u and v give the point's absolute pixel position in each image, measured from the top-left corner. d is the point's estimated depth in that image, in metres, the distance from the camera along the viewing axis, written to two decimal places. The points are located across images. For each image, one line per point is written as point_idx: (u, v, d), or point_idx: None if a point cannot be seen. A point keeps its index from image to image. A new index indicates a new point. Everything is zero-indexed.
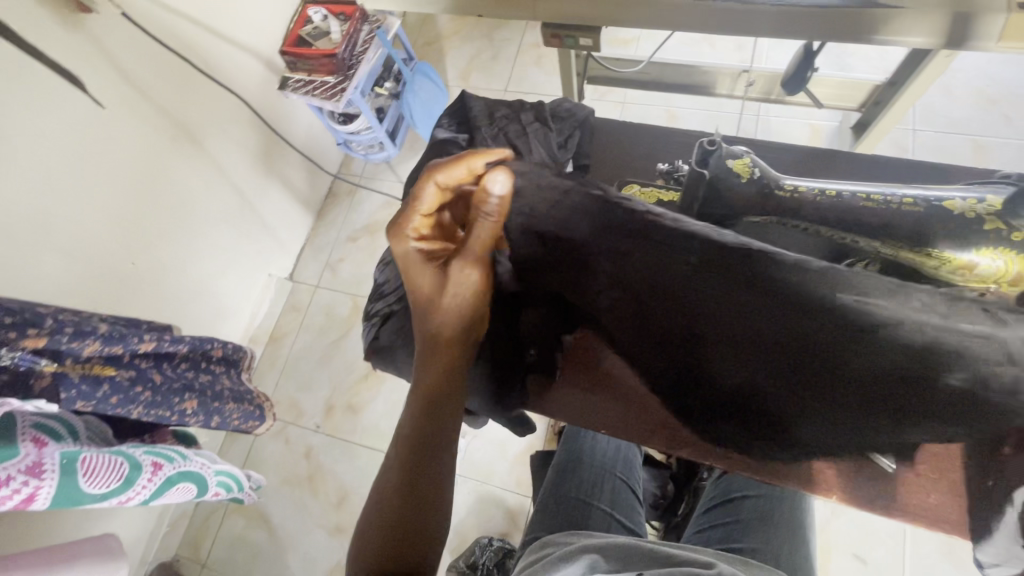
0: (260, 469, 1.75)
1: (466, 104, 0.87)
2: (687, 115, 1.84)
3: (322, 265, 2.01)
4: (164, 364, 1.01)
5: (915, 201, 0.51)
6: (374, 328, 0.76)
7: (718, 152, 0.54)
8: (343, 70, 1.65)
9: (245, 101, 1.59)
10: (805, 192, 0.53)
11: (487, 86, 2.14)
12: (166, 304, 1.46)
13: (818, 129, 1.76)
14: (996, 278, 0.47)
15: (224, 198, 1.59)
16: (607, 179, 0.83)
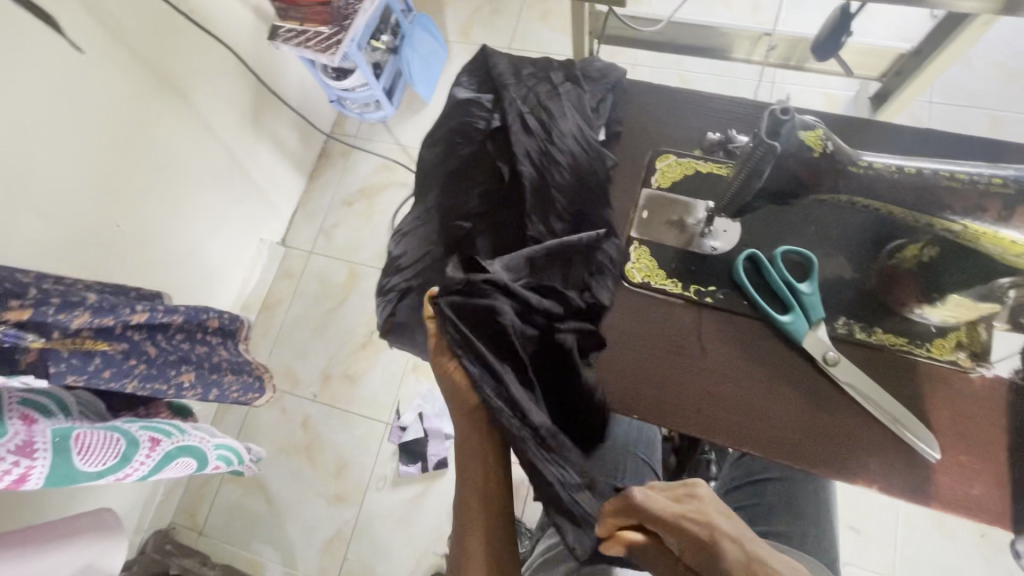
0: (256, 439, 1.72)
1: (487, 61, 0.80)
2: (699, 80, 1.77)
3: (315, 230, 1.93)
4: (158, 336, 0.95)
5: (1005, 180, 0.46)
6: (390, 306, 0.71)
7: (792, 121, 0.47)
8: (338, 20, 1.54)
9: (233, 52, 1.47)
10: (880, 168, 0.48)
11: (489, 43, 2.02)
12: (153, 270, 1.38)
13: (834, 99, 1.70)
14: None
15: (212, 158, 1.49)
16: (639, 147, 0.76)
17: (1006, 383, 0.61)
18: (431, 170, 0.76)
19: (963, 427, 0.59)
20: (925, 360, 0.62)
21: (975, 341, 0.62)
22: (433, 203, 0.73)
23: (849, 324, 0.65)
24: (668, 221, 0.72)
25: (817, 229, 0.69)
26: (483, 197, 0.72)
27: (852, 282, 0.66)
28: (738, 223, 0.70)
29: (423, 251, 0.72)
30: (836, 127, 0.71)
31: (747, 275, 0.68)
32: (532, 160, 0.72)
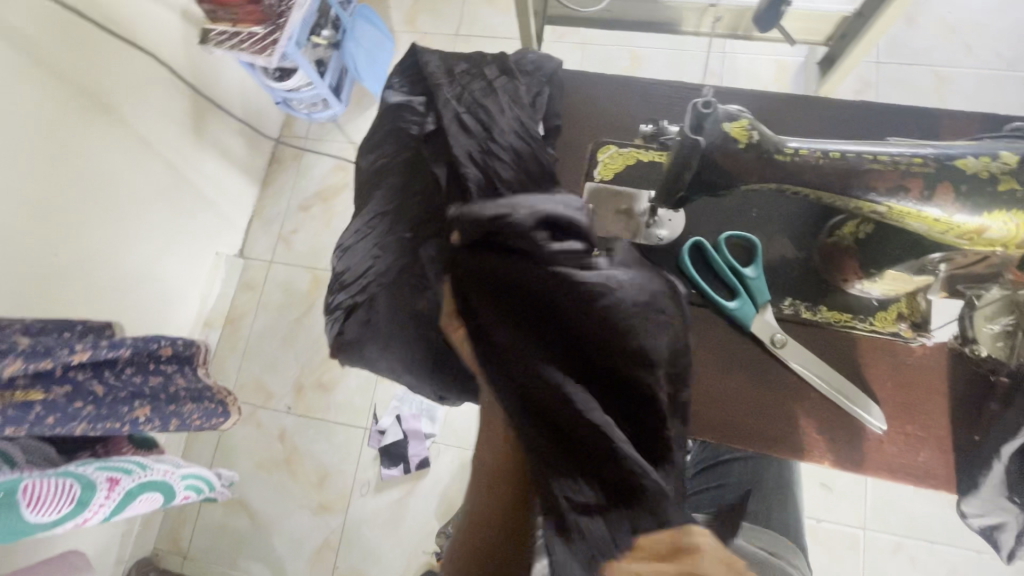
0: (233, 456, 1.69)
1: (418, 60, 0.76)
2: (650, 56, 1.75)
3: (273, 238, 1.88)
4: (106, 372, 0.92)
5: (925, 159, 0.45)
6: (337, 325, 0.68)
7: (715, 114, 0.47)
8: (273, 19, 1.46)
9: (163, 61, 1.39)
10: (805, 155, 0.48)
11: (436, 30, 1.96)
12: (103, 298, 1.32)
13: (784, 66, 1.70)
14: (1005, 241, 0.44)
15: (154, 175, 1.43)
16: (581, 140, 0.75)
17: (949, 350, 0.62)
18: (368, 179, 0.72)
19: (905, 406, 0.61)
20: (867, 334, 0.64)
21: (914, 312, 0.63)
22: (371, 214, 0.69)
23: (795, 304, 0.65)
24: (612, 212, 0.70)
25: (759, 212, 0.69)
26: (423, 203, 0.68)
27: (795, 262, 0.66)
28: (683, 212, 0.70)
29: (364, 265, 0.68)
30: (774, 106, 0.70)
31: (694, 262, 0.68)
32: (474, 160, 0.67)
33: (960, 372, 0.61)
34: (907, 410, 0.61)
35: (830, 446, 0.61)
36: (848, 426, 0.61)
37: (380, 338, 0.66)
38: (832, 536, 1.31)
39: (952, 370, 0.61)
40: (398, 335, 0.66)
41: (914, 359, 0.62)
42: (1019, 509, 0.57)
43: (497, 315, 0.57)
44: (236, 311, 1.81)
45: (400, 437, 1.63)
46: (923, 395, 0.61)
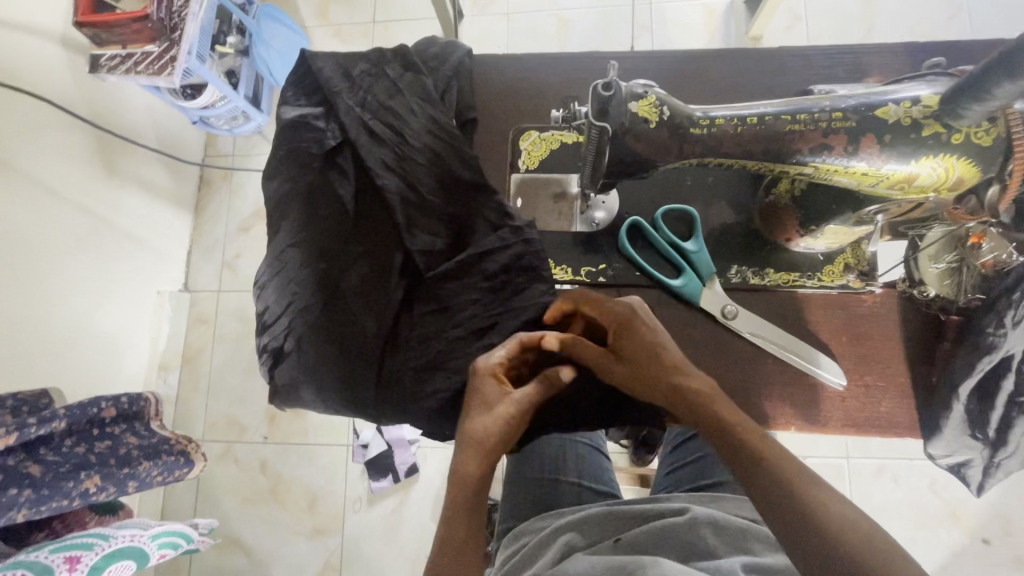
0: (216, 496, 1.63)
1: (309, 66, 0.68)
2: (578, 17, 1.68)
3: (217, 266, 1.78)
4: (41, 450, 0.85)
5: (845, 113, 0.42)
6: (269, 368, 0.65)
7: (618, 95, 0.42)
8: (166, 34, 1.35)
9: (50, 97, 1.27)
10: (723, 123, 0.44)
11: (351, 20, 1.84)
12: (37, 364, 1.23)
13: (713, 10, 1.65)
14: (936, 186, 0.43)
15: (66, 223, 1.32)
16: (500, 130, 0.70)
17: (899, 293, 0.60)
18: (275, 208, 0.66)
19: (863, 358, 0.60)
20: (818, 290, 0.62)
21: (860, 261, 0.62)
22: (284, 246, 0.65)
23: (741, 271, 0.63)
24: (543, 202, 0.67)
25: (693, 179, 0.65)
26: (339, 228, 0.64)
27: (737, 226, 0.64)
28: (616, 191, 0.66)
29: (286, 301, 0.64)
30: (696, 67, 0.66)
31: (635, 243, 0.65)
32: (390, 169, 0.63)
33: (912, 315, 0.60)
34: (866, 361, 0.60)
35: (795, 411, 0.60)
36: (811, 390, 0.60)
37: (313, 377, 0.63)
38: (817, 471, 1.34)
39: (903, 313, 0.60)
40: (333, 371, 0.63)
41: (868, 308, 0.61)
42: (982, 446, 0.57)
43: (434, 345, 0.63)
44: (192, 348, 1.72)
45: (384, 448, 1.60)
46: (881, 344, 0.60)
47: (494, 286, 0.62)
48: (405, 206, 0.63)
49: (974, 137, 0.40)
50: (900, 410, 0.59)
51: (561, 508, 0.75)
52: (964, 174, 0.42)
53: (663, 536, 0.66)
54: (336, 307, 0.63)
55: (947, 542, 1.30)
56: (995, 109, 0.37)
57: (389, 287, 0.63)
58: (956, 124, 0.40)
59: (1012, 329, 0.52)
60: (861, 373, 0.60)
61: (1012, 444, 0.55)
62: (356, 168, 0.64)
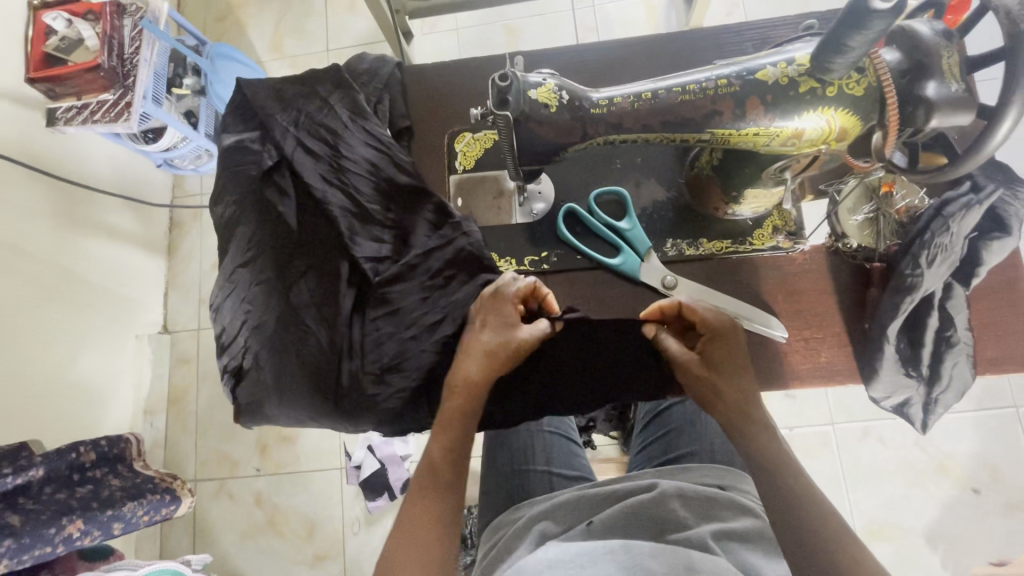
0: (213, 535, 1.62)
1: (243, 94, 0.70)
2: (525, 24, 1.72)
3: (195, 304, 1.79)
4: (20, 500, 0.86)
5: (729, 80, 0.45)
6: (231, 387, 0.67)
7: (515, 86, 0.45)
8: (119, 81, 1.37)
9: (8, 154, 1.29)
10: (620, 102, 0.47)
11: (305, 51, 1.88)
12: (17, 418, 1.23)
13: (655, 7, 1.70)
14: (824, 138, 0.45)
15: (35, 277, 1.33)
16: (435, 135, 0.72)
17: (826, 249, 0.63)
18: (226, 230, 0.68)
19: (800, 313, 0.62)
20: (750, 253, 0.64)
21: (787, 221, 0.64)
22: (235, 266, 0.67)
23: (676, 244, 0.65)
24: (485, 199, 0.70)
25: (623, 161, 0.68)
26: (286, 245, 0.66)
27: (668, 201, 0.66)
28: (549, 180, 0.68)
29: (241, 320, 0.66)
30: (615, 55, 0.70)
31: (573, 229, 0.67)
32: (331, 182, 0.66)
33: (842, 268, 0.62)
34: (804, 316, 0.62)
35: None
36: (755, 349, 0.62)
37: (272, 390, 0.65)
38: (803, 440, 1.35)
39: (834, 266, 0.63)
40: (290, 384, 0.65)
41: (800, 266, 0.63)
42: (917, 382, 0.59)
43: (386, 348, 0.64)
44: (176, 389, 1.72)
45: (377, 466, 1.58)
46: (817, 297, 0.62)
47: (440, 284, 0.65)
48: (348, 216, 0.65)
49: (846, 88, 0.43)
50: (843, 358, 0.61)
51: (535, 498, 0.76)
52: (846, 124, 0.45)
53: (634, 518, 0.67)
54: (291, 326, 0.65)
55: (938, 496, 1.29)
56: (856, 60, 0.40)
57: (338, 296, 0.65)
58: (828, 79, 0.43)
59: (927, 268, 0.54)
60: (800, 327, 0.62)
61: (944, 378, 0.58)
62: (297, 186, 0.66)
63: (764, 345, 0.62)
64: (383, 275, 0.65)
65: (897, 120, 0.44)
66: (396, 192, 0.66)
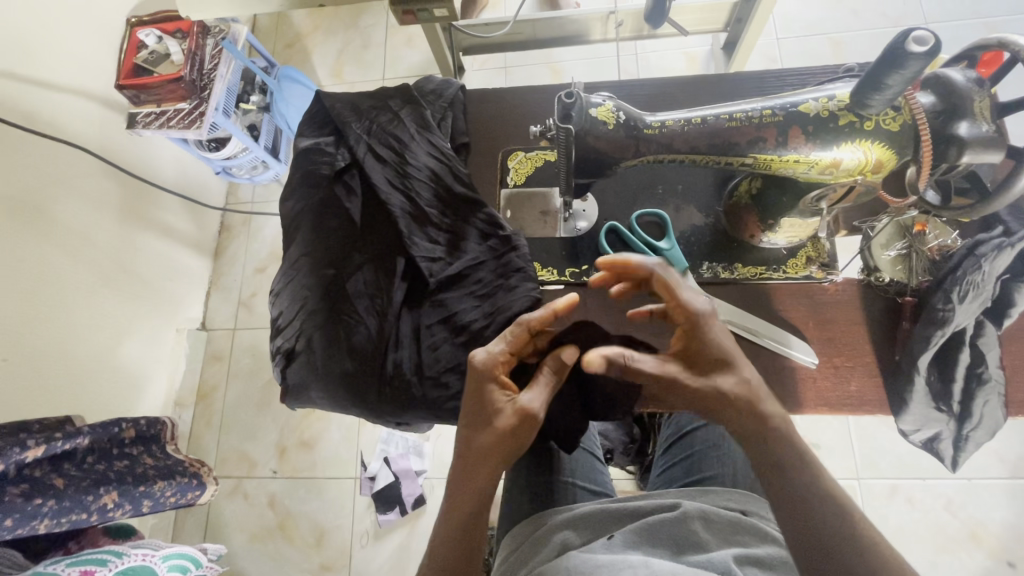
0: (223, 534, 1.63)
1: (323, 104, 0.78)
2: (570, 67, 1.83)
3: (234, 304, 1.86)
4: (65, 464, 0.90)
5: (774, 111, 0.50)
6: (281, 369, 0.71)
7: (578, 103, 0.50)
8: (196, 93, 1.50)
9: (88, 150, 1.41)
10: (671, 125, 0.51)
11: (363, 78, 2.03)
12: (59, 393, 1.30)
13: (694, 58, 1.79)
14: (860, 170, 0.49)
15: (96, 264, 1.42)
16: (490, 152, 0.78)
17: (859, 282, 0.65)
18: (294, 223, 0.74)
19: (831, 344, 0.64)
20: (784, 281, 0.67)
21: (821, 253, 0.67)
22: (298, 255, 0.72)
23: (712, 267, 0.69)
24: (532, 213, 0.74)
25: (664, 187, 0.72)
26: (345, 239, 0.72)
27: (706, 226, 0.70)
28: (594, 200, 0.73)
29: (297, 306, 0.71)
30: (662, 90, 0.76)
31: (613, 246, 0.71)
32: (394, 186, 0.72)
33: (874, 301, 0.64)
34: (836, 348, 0.64)
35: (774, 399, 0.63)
36: (787, 372, 0.64)
37: (314, 372, 0.69)
38: None
39: (866, 299, 0.65)
40: (336, 371, 0.69)
41: (832, 297, 0.66)
42: (948, 417, 0.61)
43: (435, 348, 0.68)
44: (206, 385, 1.78)
45: (392, 480, 1.61)
46: (851, 328, 0.64)
47: (488, 289, 0.69)
48: (406, 217, 0.71)
49: (883, 124, 0.47)
50: (879, 393, 0.62)
51: (557, 506, 0.76)
52: (881, 157, 0.48)
53: (653, 536, 0.65)
54: (339, 314, 0.70)
55: (971, 566, 1.22)
56: (892, 97, 0.44)
57: (391, 289, 0.70)
58: (865, 113, 0.47)
59: (959, 303, 0.56)
60: (833, 360, 0.64)
61: (976, 415, 0.59)
62: (364, 187, 0.73)
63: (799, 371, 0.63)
64: (435, 277, 0.69)
65: (930, 157, 0.47)
66: (452, 201, 0.72)
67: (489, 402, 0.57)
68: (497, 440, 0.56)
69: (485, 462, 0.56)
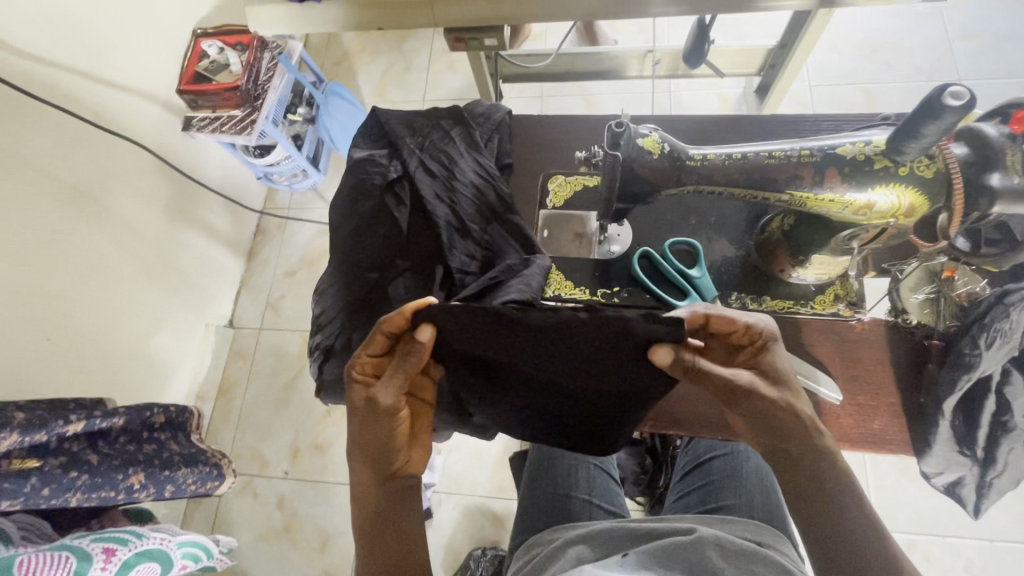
0: (230, 530, 1.65)
1: (378, 119, 0.83)
2: (605, 100, 1.89)
3: (262, 305, 1.92)
4: (100, 442, 0.93)
5: (811, 151, 0.52)
6: (318, 363, 0.74)
7: (627, 132, 0.54)
8: (250, 101, 1.58)
9: (145, 148, 1.49)
10: (712, 159, 0.55)
11: (404, 98, 2.12)
12: (92, 375, 1.35)
13: (727, 98, 1.84)
14: (893, 213, 0.52)
15: (141, 254, 1.49)
16: (531, 174, 0.82)
17: (886, 323, 0.67)
18: (342, 227, 0.78)
19: (856, 383, 0.65)
20: (811, 317, 0.69)
21: (848, 292, 0.69)
22: (343, 258, 0.77)
23: (741, 298, 0.71)
24: (569, 234, 0.77)
25: (697, 219, 0.75)
26: (391, 246, 0.76)
27: (736, 258, 0.72)
28: (629, 226, 0.76)
29: (339, 305, 0.75)
30: (699, 127, 0.80)
31: (645, 271, 0.74)
32: (441, 199, 0.76)
33: (900, 343, 0.66)
34: (862, 389, 0.65)
35: None
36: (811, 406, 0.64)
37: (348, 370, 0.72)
38: None
39: (892, 341, 0.66)
40: None
41: (858, 336, 0.67)
42: (970, 462, 0.61)
43: None
44: (228, 380, 1.82)
45: None
46: (878, 369, 0.65)
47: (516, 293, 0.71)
48: (449, 228, 0.75)
49: (917, 170, 0.50)
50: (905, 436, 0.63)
51: (572, 523, 0.77)
52: (914, 202, 0.51)
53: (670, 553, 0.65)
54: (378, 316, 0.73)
55: None
56: (928, 146, 0.47)
57: (430, 295, 0.73)
58: (900, 160, 0.49)
59: (985, 349, 0.58)
60: (861, 401, 0.64)
61: (999, 462, 0.60)
62: (411, 198, 0.77)
63: (827, 409, 0.64)
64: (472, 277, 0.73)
65: (962, 205, 0.50)
66: (491, 211, 0.76)
67: (351, 397, 0.59)
68: (364, 430, 0.58)
69: (367, 451, 0.59)
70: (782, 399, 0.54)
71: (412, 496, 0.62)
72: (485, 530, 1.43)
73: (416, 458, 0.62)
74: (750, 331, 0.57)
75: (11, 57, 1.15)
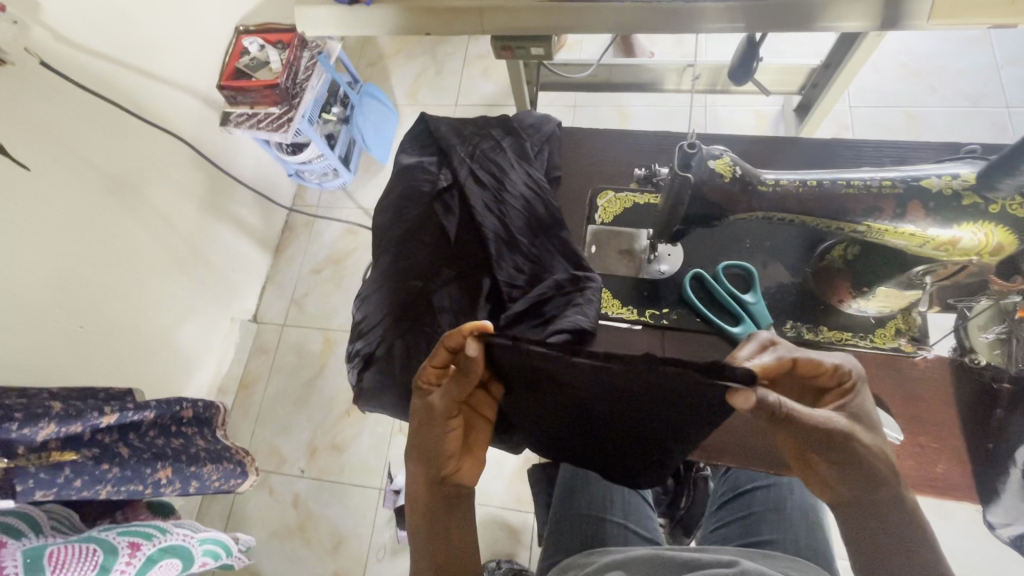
0: (244, 526, 1.65)
1: (428, 126, 0.83)
2: (639, 113, 1.88)
3: (287, 301, 1.92)
4: (130, 435, 0.93)
5: (894, 182, 0.50)
6: (357, 370, 0.74)
7: (700, 154, 0.52)
8: (288, 99, 1.58)
9: (184, 141, 1.50)
10: (785, 185, 0.53)
11: (437, 101, 2.12)
12: (119, 364, 1.36)
13: (764, 116, 1.81)
14: (979, 251, 0.49)
15: (174, 246, 1.50)
16: (580, 188, 0.81)
17: (951, 361, 0.64)
18: (388, 233, 0.78)
19: (919, 424, 0.62)
20: (870, 350, 0.66)
21: (910, 326, 0.66)
22: (388, 265, 0.76)
23: (796, 326, 0.68)
24: (617, 251, 0.76)
25: (752, 242, 0.73)
26: (436, 256, 0.74)
27: (792, 285, 0.70)
28: (680, 247, 0.74)
29: (382, 312, 0.74)
30: (756, 149, 0.78)
31: (696, 293, 0.72)
32: (490, 210, 0.75)
33: (967, 383, 0.63)
34: (925, 431, 0.62)
35: None
36: None
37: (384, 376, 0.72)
38: None
39: (957, 381, 0.63)
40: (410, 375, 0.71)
41: (921, 373, 0.64)
42: None
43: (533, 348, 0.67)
44: (249, 375, 1.82)
45: None
46: (942, 411, 0.62)
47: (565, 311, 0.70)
48: (498, 241, 0.74)
49: (1009, 209, 0.47)
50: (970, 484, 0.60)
51: (609, 547, 0.74)
52: (1003, 241, 0.48)
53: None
54: (415, 324, 0.72)
55: None
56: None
57: (475, 308, 0.73)
58: (992, 196, 0.47)
59: None
60: (925, 443, 0.61)
61: None
62: (460, 207, 0.76)
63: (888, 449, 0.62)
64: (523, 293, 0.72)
65: None
66: (540, 224, 0.74)
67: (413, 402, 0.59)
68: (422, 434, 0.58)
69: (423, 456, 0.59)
70: (875, 444, 0.53)
71: (464, 503, 0.61)
72: (500, 543, 1.41)
73: (467, 470, 0.61)
74: (837, 371, 0.55)
75: (62, 48, 1.16)
